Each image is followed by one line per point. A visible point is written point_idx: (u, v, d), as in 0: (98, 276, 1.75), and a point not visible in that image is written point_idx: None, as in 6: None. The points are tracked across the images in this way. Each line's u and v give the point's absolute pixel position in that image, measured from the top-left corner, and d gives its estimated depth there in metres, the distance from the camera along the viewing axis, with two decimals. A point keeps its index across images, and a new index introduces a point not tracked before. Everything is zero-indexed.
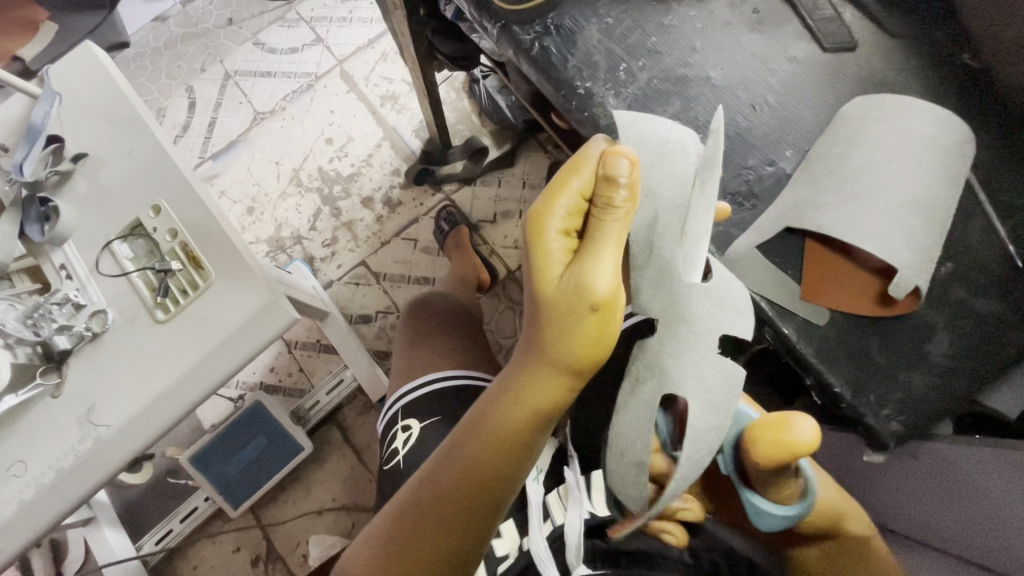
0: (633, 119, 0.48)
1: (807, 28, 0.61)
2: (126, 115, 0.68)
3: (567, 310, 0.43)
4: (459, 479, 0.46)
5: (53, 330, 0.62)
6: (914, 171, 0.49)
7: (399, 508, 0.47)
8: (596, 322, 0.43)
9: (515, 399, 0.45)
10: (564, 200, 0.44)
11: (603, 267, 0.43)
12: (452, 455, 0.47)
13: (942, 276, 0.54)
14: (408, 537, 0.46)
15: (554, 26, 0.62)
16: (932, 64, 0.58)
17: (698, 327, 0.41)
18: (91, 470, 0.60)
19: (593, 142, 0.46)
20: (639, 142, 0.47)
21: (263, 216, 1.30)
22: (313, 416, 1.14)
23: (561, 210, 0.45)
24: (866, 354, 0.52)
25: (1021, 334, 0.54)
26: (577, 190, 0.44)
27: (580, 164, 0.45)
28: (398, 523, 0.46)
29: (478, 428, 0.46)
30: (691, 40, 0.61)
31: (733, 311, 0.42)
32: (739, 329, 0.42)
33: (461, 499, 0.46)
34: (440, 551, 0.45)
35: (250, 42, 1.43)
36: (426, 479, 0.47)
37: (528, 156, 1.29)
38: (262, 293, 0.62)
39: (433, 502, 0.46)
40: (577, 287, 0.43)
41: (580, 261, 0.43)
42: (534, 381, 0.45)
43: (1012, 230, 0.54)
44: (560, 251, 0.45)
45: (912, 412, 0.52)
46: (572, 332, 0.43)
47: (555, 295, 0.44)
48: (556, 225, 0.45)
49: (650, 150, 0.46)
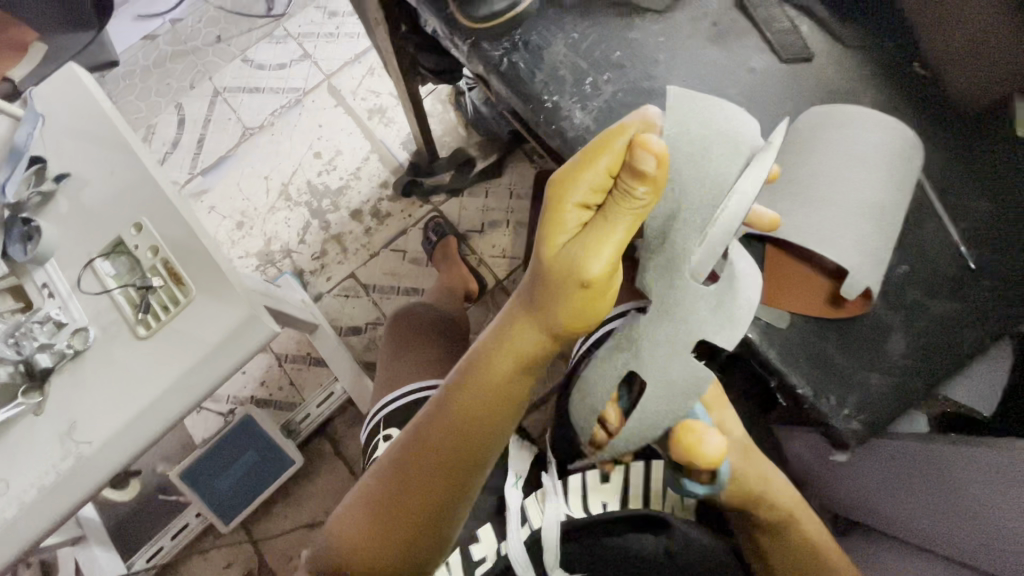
0: (688, 98, 0.43)
1: (765, 39, 0.64)
2: (107, 134, 0.69)
3: (561, 287, 0.39)
4: (440, 437, 0.47)
5: (34, 348, 0.63)
6: (864, 177, 0.51)
7: (387, 460, 0.49)
8: (586, 304, 0.40)
9: (499, 359, 0.44)
10: (590, 172, 0.39)
11: (607, 250, 0.38)
12: (436, 411, 0.47)
13: (897, 277, 0.58)
14: (390, 487, 0.47)
15: (522, 42, 0.64)
16: (885, 76, 0.62)
17: (685, 327, 0.42)
18: (71, 488, 0.60)
19: (636, 112, 0.40)
20: (688, 130, 0.42)
21: (252, 230, 1.31)
22: (303, 429, 1.14)
23: (584, 181, 0.39)
24: (825, 355, 0.55)
25: (975, 331, 0.56)
26: (607, 165, 0.39)
27: (616, 138, 0.39)
28: (385, 477, 0.48)
29: (462, 384, 0.46)
30: (656, 53, 0.64)
31: (725, 319, 0.41)
32: (723, 337, 0.41)
33: (441, 455, 0.46)
34: (418, 502, 0.46)
35: (239, 59, 1.45)
36: (412, 434, 0.48)
37: (515, 166, 1.30)
38: (243, 308, 0.62)
39: (413, 455, 0.47)
40: (573, 265, 0.39)
41: (587, 237, 0.39)
42: (518, 342, 0.44)
43: (964, 232, 0.58)
44: (572, 224, 0.40)
45: (872, 412, 0.54)
46: (559, 306, 0.40)
47: (553, 269, 0.40)
48: (574, 196, 0.40)
49: (697, 141, 0.42)
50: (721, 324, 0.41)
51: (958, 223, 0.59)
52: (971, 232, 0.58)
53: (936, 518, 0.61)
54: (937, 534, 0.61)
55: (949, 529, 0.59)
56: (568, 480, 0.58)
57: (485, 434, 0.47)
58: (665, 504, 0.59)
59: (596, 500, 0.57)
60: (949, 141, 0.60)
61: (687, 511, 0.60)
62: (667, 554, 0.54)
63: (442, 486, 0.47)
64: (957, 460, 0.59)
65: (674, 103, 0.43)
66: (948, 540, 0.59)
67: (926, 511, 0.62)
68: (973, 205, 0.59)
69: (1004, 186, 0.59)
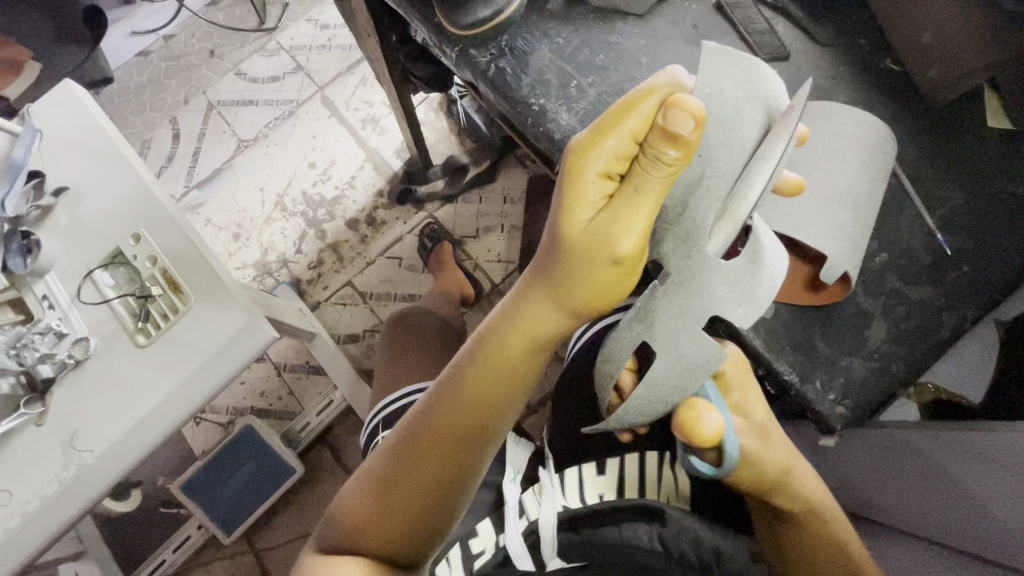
0: (725, 52, 0.40)
1: (744, 40, 0.66)
2: (104, 148, 0.70)
3: (587, 261, 0.40)
4: (452, 411, 0.47)
5: (36, 359, 0.64)
6: (838, 167, 0.53)
7: (397, 431, 0.49)
8: (613, 278, 0.40)
9: (518, 334, 0.44)
10: (612, 140, 0.39)
11: (637, 221, 0.38)
12: (449, 383, 0.47)
13: (878, 265, 0.59)
14: (403, 467, 0.47)
15: (508, 48, 0.66)
16: (858, 73, 0.64)
17: (704, 302, 0.42)
18: (75, 496, 0.61)
19: (659, 75, 0.39)
20: (720, 91, 0.40)
21: (249, 242, 1.32)
22: (304, 438, 1.15)
23: (607, 149, 0.39)
24: (810, 344, 0.57)
25: (954, 315, 0.58)
26: (630, 130, 0.39)
27: (638, 101, 0.38)
28: (393, 447, 0.48)
29: (474, 357, 0.46)
30: (638, 56, 0.66)
31: (743, 297, 0.42)
32: (740, 316, 0.42)
33: (452, 430, 0.46)
34: (434, 481, 0.46)
35: (232, 73, 1.47)
36: (423, 406, 0.48)
37: (507, 172, 1.32)
38: (242, 313, 0.64)
39: (428, 435, 0.47)
40: (600, 239, 0.39)
41: (614, 209, 0.39)
42: (536, 314, 0.44)
43: (940, 219, 0.60)
44: (596, 194, 0.40)
45: (855, 396, 0.57)
46: (587, 280, 0.40)
47: (579, 241, 0.40)
48: (597, 165, 0.39)
49: (729, 102, 0.40)
50: (739, 302, 0.42)
51: (935, 211, 0.61)
52: (947, 219, 0.60)
53: (932, 507, 0.62)
54: (946, 525, 0.61)
55: (959, 522, 0.59)
56: (565, 474, 0.61)
57: (498, 409, 0.47)
58: (661, 493, 0.58)
59: (593, 492, 0.59)
60: (924, 133, 0.62)
61: (684, 499, 0.58)
62: (661, 543, 0.52)
63: (452, 461, 0.46)
64: (950, 453, 0.58)
65: (710, 59, 0.40)
66: (959, 531, 0.59)
67: (930, 504, 0.62)
68: (949, 191, 0.61)
69: (979, 176, 0.61)
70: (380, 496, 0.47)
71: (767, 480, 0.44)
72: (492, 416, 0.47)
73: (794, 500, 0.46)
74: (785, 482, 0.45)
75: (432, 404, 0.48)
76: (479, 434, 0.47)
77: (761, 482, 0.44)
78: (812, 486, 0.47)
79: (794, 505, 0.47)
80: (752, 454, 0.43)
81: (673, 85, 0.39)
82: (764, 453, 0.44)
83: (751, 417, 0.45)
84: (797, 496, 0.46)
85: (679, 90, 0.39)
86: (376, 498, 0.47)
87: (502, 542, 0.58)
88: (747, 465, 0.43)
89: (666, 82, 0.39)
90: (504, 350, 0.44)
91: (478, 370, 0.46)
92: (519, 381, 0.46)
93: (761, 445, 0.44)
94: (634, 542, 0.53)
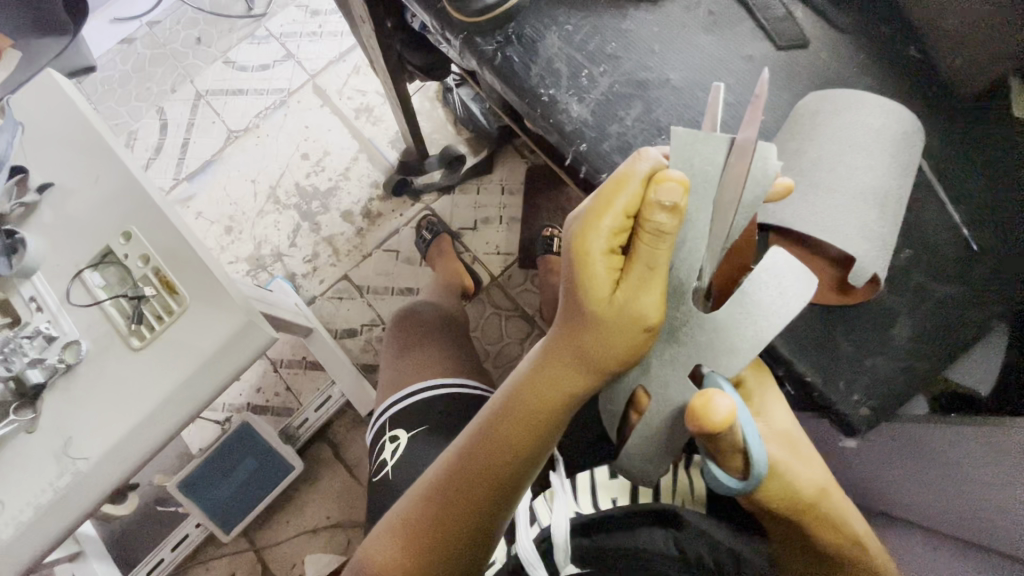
0: (698, 134, 0.38)
1: (760, 26, 0.64)
2: (88, 140, 0.67)
3: (622, 330, 0.40)
4: (482, 467, 0.46)
5: (24, 364, 0.61)
6: (866, 163, 0.51)
7: (429, 491, 0.47)
8: (642, 343, 0.40)
9: (548, 393, 0.44)
10: (608, 219, 0.38)
11: (657, 291, 0.39)
12: (480, 443, 0.46)
13: (901, 262, 0.59)
14: (438, 521, 0.46)
15: (515, 35, 0.64)
16: (877, 62, 0.63)
17: (688, 351, 0.42)
18: (70, 505, 0.58)
19: (642, 152, 0.38)
20: (691, 164, 0.38)
21: (241, 235, 1.29)
22: (302, 434, 1.12)
23: (604, 228, 0.38)
24: (830, 342, 0.57)
25: (979, 313, 0.57)
26: (622, 208, 0.38)
27: (625, 182, 0.37)
28: (429, 506, 0.47)
29: (501, 415, 0.46)
30: (649, 44, 0.64)
31: (724, 348, 0.41)
32: (722, 365, 0.41)
33: (484, 488, 0.46)
34: (468, 531, 0.46)
35: (220, 60, 1.42)
36: (454, 467, 0.47)
37: (506, 161, 1.29)
38: (238, 315, 0.60)
39: (461, 492, 0.46)
40: (635, 311, 0.39)
41: (630, 282, 0.39)
42: (561, 373, 0.44)
43: (964, 213, 0.60)
44: (606, 273, 0.39)
45: (880, 395, 0.56)
46: (616, 343, 0.40)
47: (603, 311, 0.40)
48: (598, 245, 0.39)
49: (701, 175, 0.38)
50: (721, 353, 0.41)
51: (958, 206, 0.60)
52: (971, 213, 0.59)
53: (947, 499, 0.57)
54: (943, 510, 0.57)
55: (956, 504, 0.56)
56: (578, 478, 0.59)
57: (529, 463, 0.46)
58: (677, 496, 0.58)
59: (607, 497, 0.58)
60: (943, 125, 0.61)
61: (699, 503, 0.59)
62: (676, 547, 0.53)
63: (490, 513, 0.46)
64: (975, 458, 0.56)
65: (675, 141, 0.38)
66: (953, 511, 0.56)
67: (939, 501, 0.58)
68: (973, 185, 0.60)
69: (998, 169, 0.60)
70: (415, 549, 0.46)
71: (800, 497, 0.40)
72: (526, 471, 0.46)
73: (833, 528, 0.42)
74: (820, 503, 0.41)
75: (461, 461, 0.47)
76: (516, 487, 0.46)
77: (784, 492, 0.40)
78: (858, 521, 0.43)
79: (838, 537, 0.42)
80: (778, 462, 0.40)
81: (654, 161, 0.38)
82: (796, 468, 0.40)
83: (773, 426, 0.43)
84: (837, 523, 0.42)
85: (661, 166, 0.37)
86: (416, 554, 0.46)
87: (513, 551, 0.57)
88: (773, 476, 0.39)
89: (650, 161, 0.38)
90: (537, 407, 0.44)
91: (508, 426, 0.45)
92: (548, 433, 0.45)
93: (789, 454, 0.41)
94: (650, 548, 0.53)
